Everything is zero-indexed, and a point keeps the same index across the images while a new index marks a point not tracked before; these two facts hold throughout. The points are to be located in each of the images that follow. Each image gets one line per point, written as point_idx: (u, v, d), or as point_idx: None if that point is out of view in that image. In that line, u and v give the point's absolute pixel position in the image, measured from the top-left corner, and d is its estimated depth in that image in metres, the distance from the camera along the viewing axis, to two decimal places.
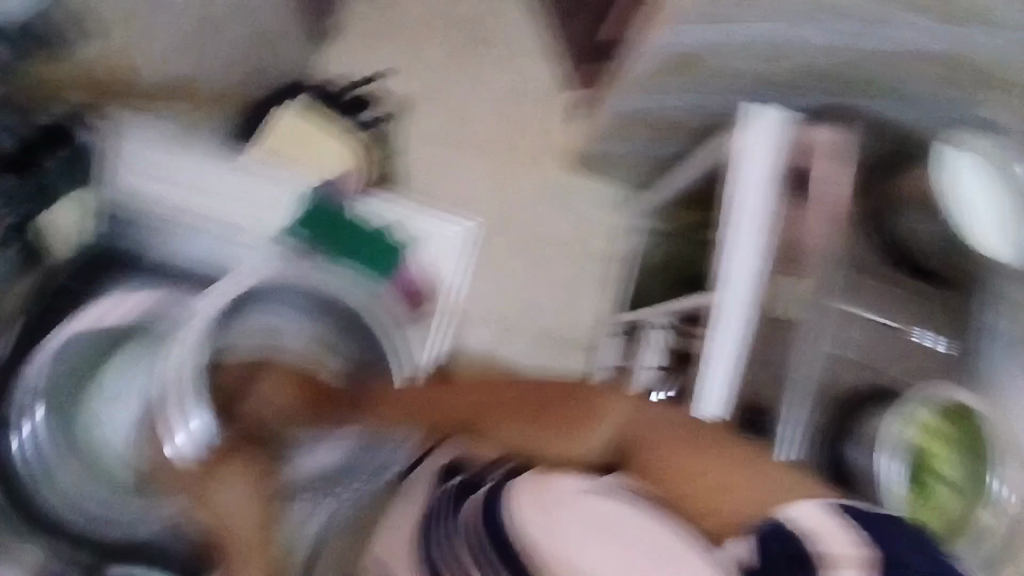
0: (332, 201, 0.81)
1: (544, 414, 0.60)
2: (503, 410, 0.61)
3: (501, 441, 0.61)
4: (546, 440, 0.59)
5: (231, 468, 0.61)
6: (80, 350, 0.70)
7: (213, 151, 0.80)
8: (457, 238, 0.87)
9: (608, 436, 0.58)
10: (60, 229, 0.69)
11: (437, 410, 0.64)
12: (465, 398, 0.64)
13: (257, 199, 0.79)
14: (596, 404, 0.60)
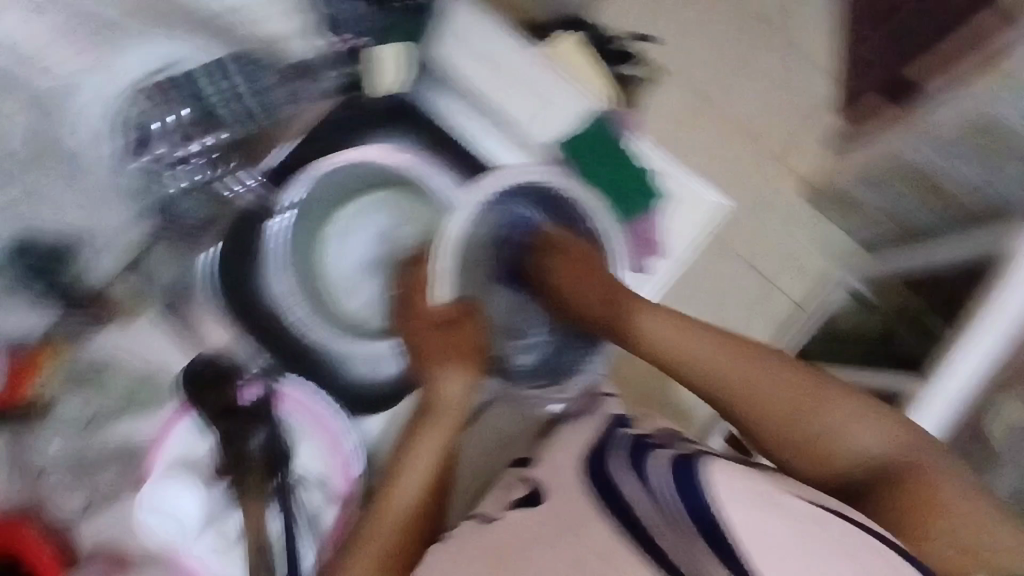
0: (612, 127, 0.78)
1: (812, 402, 0.60)
2: (769, 383, 0.62)
3: (717, 389, 0.64)
4: (775, 413, 0.61)
5: (448, 332, 0.72)
6: (349, 179, 0.79)
7: (517, 39, 0.77)
8: (704, 215, 0.81)
9: (843, 437, 0.59)
10: (388, 69, 0.75)
11: (703, 364, 0.64)
12: (735, 359, 0.64)
13: (540, 107, 0.77)
14: (856, 406, 0.60)
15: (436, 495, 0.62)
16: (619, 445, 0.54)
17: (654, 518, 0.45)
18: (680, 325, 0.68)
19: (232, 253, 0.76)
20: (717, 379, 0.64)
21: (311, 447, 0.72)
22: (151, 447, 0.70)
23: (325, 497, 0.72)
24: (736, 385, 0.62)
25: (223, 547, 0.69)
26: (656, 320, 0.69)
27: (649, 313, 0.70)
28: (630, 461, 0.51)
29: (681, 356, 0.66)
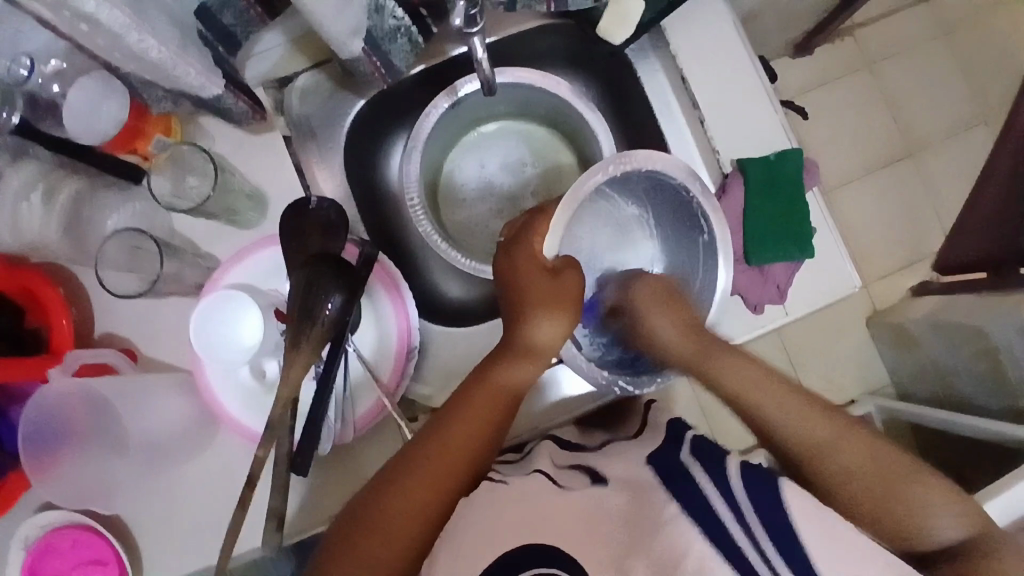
0: (798, 167, 0.70)
1: (885, 482, 0.57)
2: (846, 458, 0.57)
3: (788, 438, 0.59)
4: (853, 475, 0.57)
5: (544, 290, 0.60)
6: (514, 92, 0.75)
7: (749, 49, 0.72)
8: (837, 292, 0.73)
9: (930, 517, 0.56)
10: (616, 19, 0.69)
11: (784, 428, 0.59)
12: (814, 426, 0.59)
13: (738, 119, 0.71)
14: (931, 486, 0.56)
15: (492, 442, 0.58)
16: (682, 446, 0.56)
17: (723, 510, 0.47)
18: (760, 375, 0.62)
19: (380, 111, 0.75)
20: (793, 446, 0.59)
21: (376, 327, 0.71)
22: (227, 262, 0.69)
23: (364, 379, 0.71)
24: (812, 454, 0.58)
25: (255, 384, 0.68)
26: (737, 367, 0.62)
27: (728, 353, 0.62)
28: (697, 461, 0.52)
29: (757, 412, 0.60)
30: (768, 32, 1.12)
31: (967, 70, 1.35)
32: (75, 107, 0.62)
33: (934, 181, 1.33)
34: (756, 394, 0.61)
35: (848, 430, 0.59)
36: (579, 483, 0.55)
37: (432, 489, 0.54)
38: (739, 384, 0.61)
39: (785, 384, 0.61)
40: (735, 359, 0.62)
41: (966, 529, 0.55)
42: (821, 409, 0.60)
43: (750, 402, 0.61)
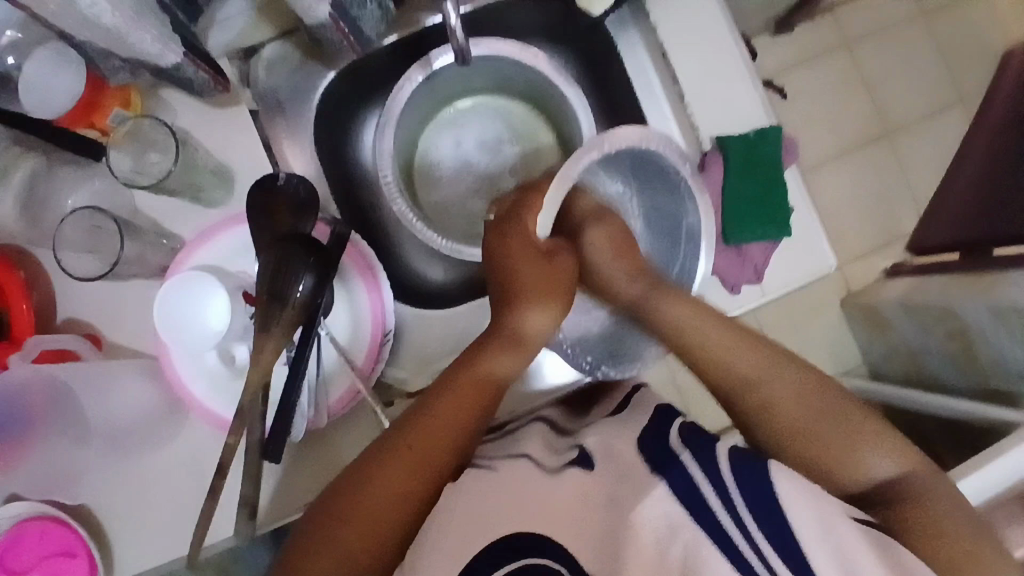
0: (777, 145, 0.69)
1: (815, 416, 0.56)
2: (780, 390, 0.57)
3: (728, 373, 0.58)
4: (789, 410, 0.56)
5: (538, 272, 0.60)
6: (489, 67, 0.73)
7: (729, 22, 0.70)
8: (814, 271, 0.73)
9: (866, 456, 0.54)
10: None
11: (719, 361, 0.59)
12: (747, 356, 0.58)
13: (718, 96, 0.70)
14: (861, 421, 0.56)
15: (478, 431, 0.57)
16: (673, 426, 0.54)
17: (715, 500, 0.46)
18: (696, 308, 0.61)
19: (350, 85, 0.73)
20: (727, 379, 0.59)
21: (348, 310, 0.70)
22: (193, 242, 0.67)
23: (337, 363, 0.69)
24: (751, 389, 0.57)
25: (224, 368, 0.66)
26: (673, 301, 0.61)
27: (671, 293, 0.62)
28: (684, 441, 0.51)
29: (696, 349, 0.60)
30: (747, 12, 1.11)
31: (943, 53, 1.35)
32: (30, 81, 0.61)
33: (909, 162, 1.34)
34: (700, 329, 0.60)
35: (783, 363, 0.58)
36: (566, 464, 0.52)
37: (410, 470, 0.53)
38: (675, 317, 0.60)
39: (720, 317, 0.60)
40: (674, 295, 0.62)
41: (895, 464, 0.54)
42: (756, 342, 0.59)
43: (685, 333, 0.60)
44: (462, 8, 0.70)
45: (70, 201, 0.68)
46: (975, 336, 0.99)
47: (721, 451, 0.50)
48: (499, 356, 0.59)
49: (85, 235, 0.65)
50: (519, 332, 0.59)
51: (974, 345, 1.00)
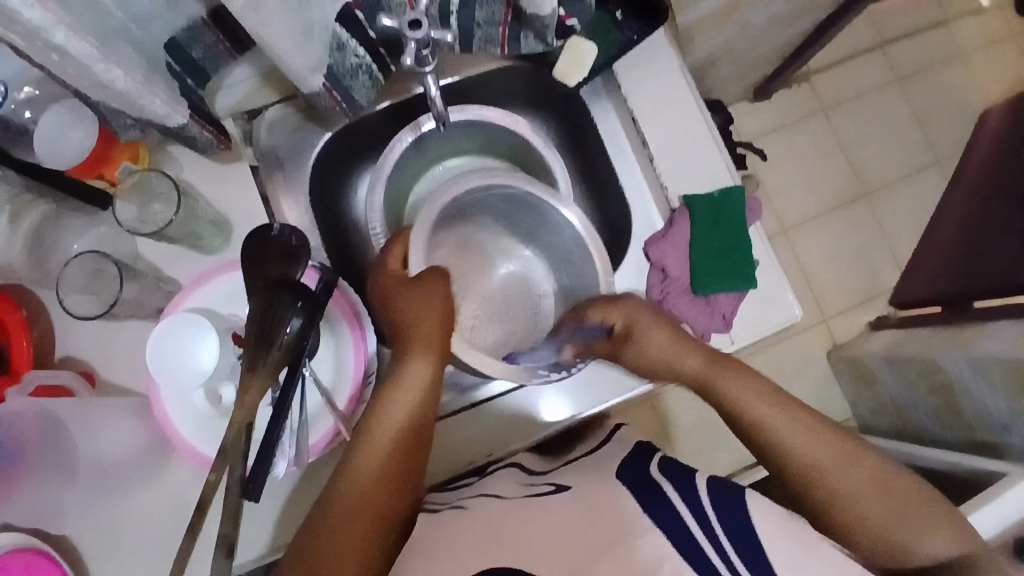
0: (743, 201, 0.74)
1: (880, 510, 0.54)
2: (849, 483, 0.55)
3: (797, 462, 0.56)
4: (863, 498, 0.55)
5: (405, 296, 0.62)
6: (473, 128, 0.78)
7: (694, 92, 0.76)
8: (781, 322, 0.76)
9: (937, 545, 0.54)
10: (572, 61, 0.73)
11: (787, 451, 0.57)
12: (818, 449, 0.56)
13: (684, 159, 0.75)
14: (919, 507, 0.55)
15: (415, 466, 0.57)
16: (653, 460, 0.57)
17: (692, 522, 0.48)
18: (766, 390, 0.59)
19: (341, 145, 0.77)
20: (806, 475, 0.56)
21: (334, 353, 0.73)
22: (187, 286, 0.70)
23: (320, 405, 0.71)
24: (820, 481, 0.55)
25: (210, 408, 0.69)
26: (747, 384, 0.60)
27: (738, 372, 0.61)
28: (663, 471, 0.54)
29: (762, 430, 0.58)
30: (723, 79, 1.18)
31: (918, 116, 1.42)
32: (45, 132, 0.65)
33: (890, 218, 1.38)
34: (767, 414, 0.58)
35: (850, 450, 0.56)
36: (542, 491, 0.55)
37: (370, 527, 0.53)
38: (752, 401, 0.59)
39: (802, 409, 0.58)
40: (749, 379, 0.60)
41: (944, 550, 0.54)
42: (829, 428, 0.57)
43: (765, 426, 0.58)
44: (444, 80, 0.75)
45: (76, 246, 0.73)
46: (955, 390, 1.01)
47: (699, 479, 0.53)
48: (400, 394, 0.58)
49: (88, 278, 0.70)
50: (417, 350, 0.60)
51: (954, 399, 1.02)
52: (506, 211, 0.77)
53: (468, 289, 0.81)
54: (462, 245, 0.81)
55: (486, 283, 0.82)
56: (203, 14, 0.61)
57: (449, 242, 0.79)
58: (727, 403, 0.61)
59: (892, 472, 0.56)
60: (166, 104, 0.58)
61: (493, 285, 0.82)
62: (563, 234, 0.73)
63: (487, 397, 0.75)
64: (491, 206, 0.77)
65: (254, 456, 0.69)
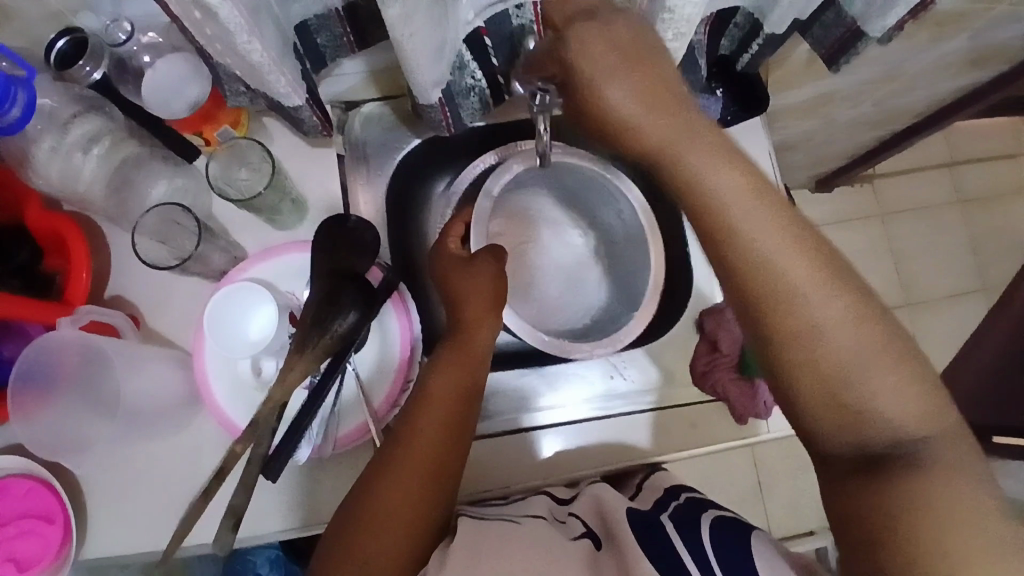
0: None
1: (837, 355, 0.46)
2: (818, 331, 0.46)
3: (746, 259, 0.47)
4: (814, 336, 0.46)
5: (473, 286, 0.65)
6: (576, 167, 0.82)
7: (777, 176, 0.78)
8: None
9: (884, 414, 0.46)
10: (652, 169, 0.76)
11: (781, 291, 0.46)
12: (778, 253, 0.46)
13: None
14: (882, 356, 0.46)
15: (471, 419, 0.61)
16: (664, 509, 0.62)
17: (691, 562, 0.54)
18: (746, 181, 0.47)
19: (434, 148, 0.80)
20: (752, 281, 0.47)
21: (378, 350, 0.74)
22: (255, 255, 0.72)
23: (354, 399, 0.72)
24: (770, 294, 0.47)
25: (250, 377, 0.71)
26: (720, 159, 0.47)
27: (714, 149, 0.47)
28: (674, 522, 0.59)
29: (716, 218, 0.47)
30: (797, 161, 1.18)
31: (974, 239, 1.42)
32: (158, 82, 0.65)
33: (927, 332, 1.38)
34: (727, 182, 0.47)
35: (823, 284, 0.47)
36: (579, 536, 0.59)
37: (418, 498, 0.56)
38: (711, 175, 0.47)
39: (778, 209, 0.47)
40: (733, 163, 0.47)
41: (901, 422, 0.46)
42: (810, 251, 0.47)
43: (721, 211, 0.47)
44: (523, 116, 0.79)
45: (154, 193, 0.72)
46: None
47: (704, 524, 0.59)
48: (455, 352, 0.62)
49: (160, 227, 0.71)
50: (467, 324, 0.64)
51: None
52: (574, 191, 0.80)
53: (520, 256, 0.82)
54: (521, 216, 0.82)
55: (540, 254, 0.83)
56: (340, 7, 0.60)
57: (517, 203, 0.81)
58: (693, 190, 0.47)
59: (866, 315, 0.47)
60: (288, 84, 0.58)
61: (546, 258, 0.84)
62: (635, 268, 0.77)
63: (515, 428, 0.76)
64: (563, 187, 0.80)
65: (281, 435, 0.70)
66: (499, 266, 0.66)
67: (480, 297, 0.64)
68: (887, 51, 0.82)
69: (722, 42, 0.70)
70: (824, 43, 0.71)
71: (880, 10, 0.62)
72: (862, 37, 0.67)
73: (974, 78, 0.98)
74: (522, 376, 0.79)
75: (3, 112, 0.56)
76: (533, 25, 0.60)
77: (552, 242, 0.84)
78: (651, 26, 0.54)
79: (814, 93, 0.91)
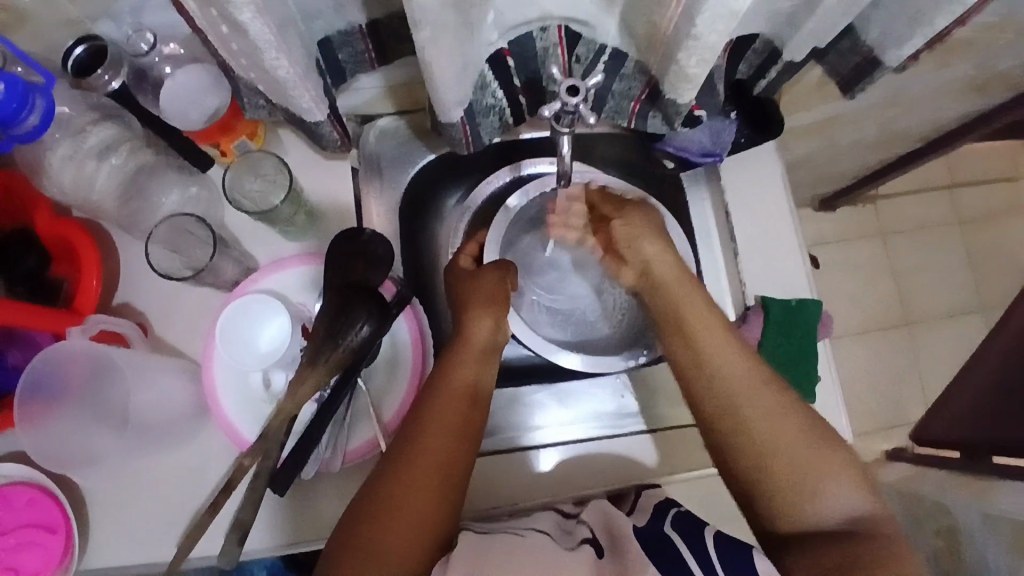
0: (816, 315, 0.74)
1: (780, 451, 0.56)
2: (764, 426, 0.56)
3: (702, 369, 0.60)
4: (761, 436, 0.56)
5: (482, 287, 0.68)
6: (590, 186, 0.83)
7: (788, 198, 0.78)
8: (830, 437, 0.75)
9: (822, 504, 0.54)
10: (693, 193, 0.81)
11: (729, 403, 0.58)
12: (729, 367, 0.59)
13: (768, 262, 0.77)
14: (827, 458, 0.55)
15: (479, 422, 0.61)
16: (665, 518, 0.61)
17: (691, 559, 0.55)
18: (709, 309, 0.63)
19: (449, 162, 0.81)
20: (713, 389, 0.59)
21: (388, 367, 0.74)
22: (267, 267, 0.72)
23: (363, 415, 0.72)
24: (724, 402, 0.58)
25: (260, 390, 0.70)
26: (690, 294, 0.64)
27: (685, 282, 0.65)
28: (679, 533, 0.58)
29: (683, 327, 0.62)
30: (801, 182, 1.19)
31: (973, 261, 1.43)
32: (176, 91, 0.66)
33: (927, 353, 1.38)
34: (687, 309, 0.63)
35: (771, 391, 0.58)
36: (581, 544, 0.58)
37: (430, 500, 0.55)
38: (688, 301, 0.63)
39: (732, 333, 0.61)
40: (698, 295, 0.64)
41: (843, 511, 0.54)
42: (759, 366, 0.60)
43: (687, 327, 0.62)
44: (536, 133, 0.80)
45: (167, 202, 0.72)
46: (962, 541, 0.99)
47: (708, 535, 0.58)
48: (463, 357, 0.63)
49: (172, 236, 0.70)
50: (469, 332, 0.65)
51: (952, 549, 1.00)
52: None
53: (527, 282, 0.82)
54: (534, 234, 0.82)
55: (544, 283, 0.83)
56: (363, 23, 0.60)
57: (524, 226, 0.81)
58: (670, 305, 0.64)
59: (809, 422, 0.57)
60: (311, 100, 0.58)
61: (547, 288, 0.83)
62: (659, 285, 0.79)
63: (522, 445, 0.75)
64: None
65: (289, 450, 0.69)
66: (506, 275, 0.69)
67: (490, 301, 0.67)
68: (898, 77, 0.83)
69: (740, 66, 0.70)
70: (839, 70, 0.71)
71: (896, 40, 0.62)
72: (878, 65, 0.67)
73: (978, 105, 0.99)
74: (530, 394, 0.79)
75: (21, 120, 0.56)
76: (556, 48, 0.61)
77: (552, 269, 0.83)
78: (672, 90, 0.58)
79: (824, 115, 0.92)
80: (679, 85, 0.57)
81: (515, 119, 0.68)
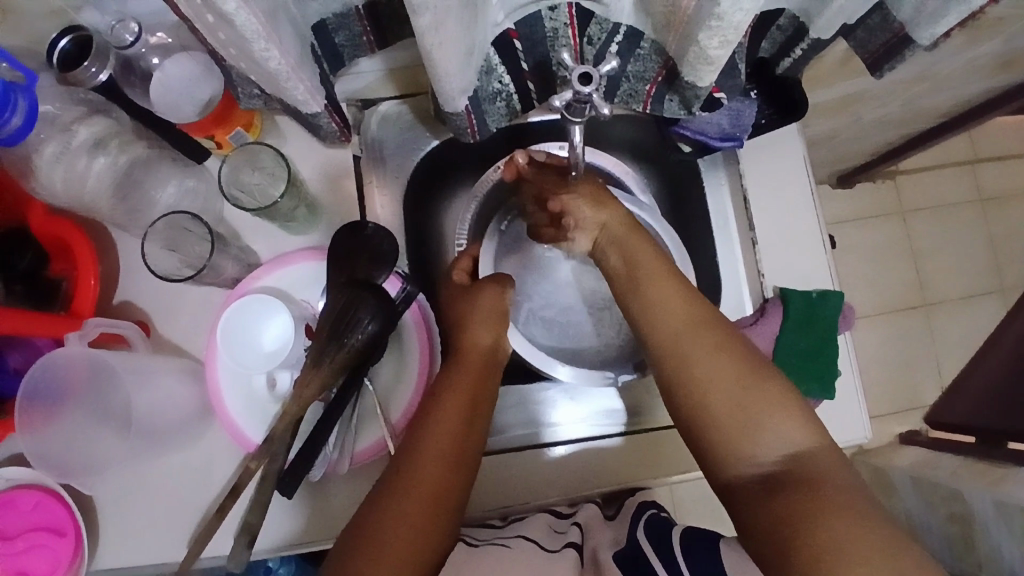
0: (838, 308, 0.71)
1: (718, 392, 0.54)
2: (703, 364, 0.55)
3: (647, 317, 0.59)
4: (706, 382, 0.55)
5: (481, 306, 0.64)
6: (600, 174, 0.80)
7: (811, 182, 0.74)
8: (849, 433, 0.73)
9: (767, 447, 0.52)
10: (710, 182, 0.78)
11: (675, 348, 0.57)
12: (672, 312, 0.58)
13: (789, 251, 0.73)
14: (772, 400, 0.53)
15: (479, 444, 0.59)
16: (640, 523, 0.63)
17: (657, 563, 0.56)
18: (662, 262, 0.61)
19: (454, 148, 0.78)
20: (657, 336, 0.58)
21: (396, 365, 0.71)
22: (267, 263, 0.69)
23: (372, 414, 0.70)
24: (670, 348, 0.57)
25: (264, 390, 0.68)
26: (642, 247, 0.62)
27: (636, 236, 0.62)
28: (654, 545, 0.58)
29: (631, 276, 0.61)
30: (821, 159, 1.14)
31: (995, 239, 1.38)
32: (167, 84, 0.63)
33: (945, 333, 1.35)
34: (635, 260, 0.61)
35: (719, 337, 0.56)
36: (564, 547, 0.60)
37: (430, 514, 0.54)
38: (639, 254, 0.61)
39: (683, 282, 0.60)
40: (652, 249, 0.62)
41: (788, 454, 0.51)
42: (708, 311, 0.58)
43: (636, 277, 0.60)
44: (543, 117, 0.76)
45: (162, 197, 0.69)
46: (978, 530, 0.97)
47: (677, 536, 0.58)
48: (457, 374, 0.61)
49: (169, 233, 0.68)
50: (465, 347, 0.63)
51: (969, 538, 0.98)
52: None
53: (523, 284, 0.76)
54: None
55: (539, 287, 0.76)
56: (360, 6, 0.56)
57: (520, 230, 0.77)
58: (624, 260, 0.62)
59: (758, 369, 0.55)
60: (307, 92, 0.55)
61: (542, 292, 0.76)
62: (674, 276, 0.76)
63: (534, 442, 0.74)
64: None
65: (296, 451, 0.68)
66: (501, 287, 0.65)
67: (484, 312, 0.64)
68: (928, 52, 0.78)
69: (762, 44, 0.66)
70: (868, 47, 0.67)
71: (930, 17, 0.58)
72: (909, 43, 0.63)
73: (1010, 79, 0.94)
74: (541, 390, 0.77)
75: (4, 121, 0.53)
76: (567, 29, 0.57)
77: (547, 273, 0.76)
78: (691, 73, 0.54)
79: (847, 92, 0.87)
80: (698, 68, 0.53)
81: (525, 107, 0.65)
